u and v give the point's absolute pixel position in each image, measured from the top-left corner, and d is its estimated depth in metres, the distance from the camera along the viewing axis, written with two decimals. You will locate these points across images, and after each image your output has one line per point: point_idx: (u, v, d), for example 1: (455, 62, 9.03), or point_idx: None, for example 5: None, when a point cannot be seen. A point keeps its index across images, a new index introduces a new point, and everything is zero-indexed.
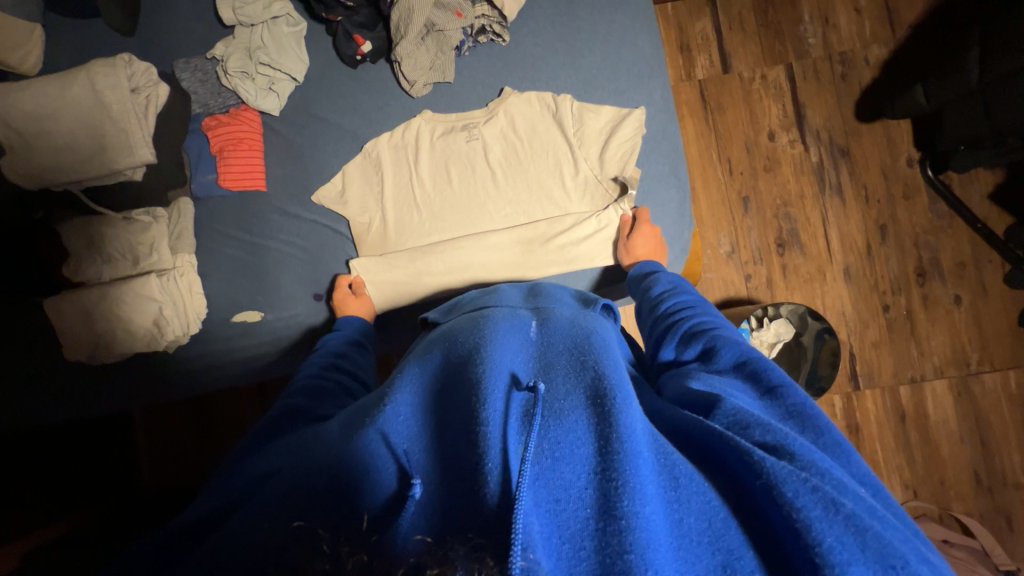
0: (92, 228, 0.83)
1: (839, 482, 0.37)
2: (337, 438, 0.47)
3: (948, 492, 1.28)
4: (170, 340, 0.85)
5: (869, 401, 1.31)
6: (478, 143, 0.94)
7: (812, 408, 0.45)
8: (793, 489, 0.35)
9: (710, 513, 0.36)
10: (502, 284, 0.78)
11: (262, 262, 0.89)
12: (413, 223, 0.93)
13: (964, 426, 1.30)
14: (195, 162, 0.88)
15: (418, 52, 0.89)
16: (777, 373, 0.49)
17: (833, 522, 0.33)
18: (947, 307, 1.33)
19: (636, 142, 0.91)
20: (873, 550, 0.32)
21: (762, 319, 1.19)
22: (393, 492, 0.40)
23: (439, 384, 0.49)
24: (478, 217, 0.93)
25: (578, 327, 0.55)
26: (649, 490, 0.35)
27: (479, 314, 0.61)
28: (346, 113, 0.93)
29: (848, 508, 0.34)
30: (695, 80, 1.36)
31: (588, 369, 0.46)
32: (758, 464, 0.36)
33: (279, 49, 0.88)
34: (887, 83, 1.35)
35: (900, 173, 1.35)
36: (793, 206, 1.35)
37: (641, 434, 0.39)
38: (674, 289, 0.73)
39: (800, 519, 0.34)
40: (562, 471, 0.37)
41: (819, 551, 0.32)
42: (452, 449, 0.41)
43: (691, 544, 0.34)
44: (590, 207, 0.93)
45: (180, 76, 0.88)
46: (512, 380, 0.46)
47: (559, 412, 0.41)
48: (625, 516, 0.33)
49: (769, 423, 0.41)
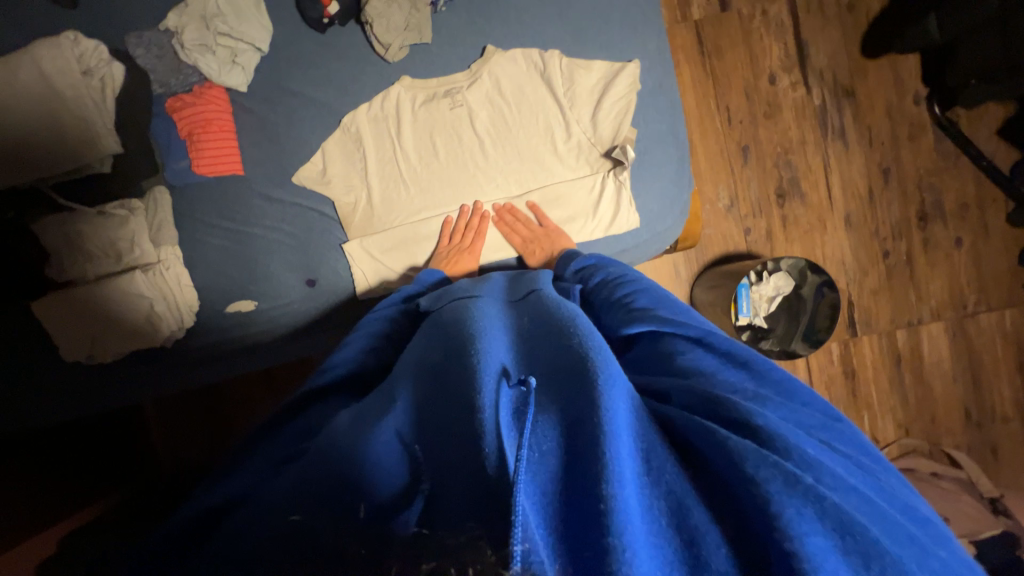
0: (67, 226, 0.79)
1: (803, 456, 0.38)
2: (342, 428, 0.46)
3: (938, 429, 1.33)
4: (166, 335, 0.83)
5: (866, 347, 1.33)
6: (463, 110, 0.88)
7: (783, 376, 0.47)
8: (754, 463, 0.36)
9: (681, 495, 0.36)
10: (494, 272, 0.77)
11: (249, 251, 0.86)
12: (401, 201, 0.90)
13: (957, 366, 1.33)
14: (166, 147, 0.84)
15: (391, 11, 0.82)
16: (719, 339, 0.51)
17: (792, 495, 0.34)
18: (947, 250, 1.32)
19: (631, 98, 0.87)
20: (831, 517, 0.34)
21: (762, 273, 1.18)
22: (397, 489, 0.40)
23: (430, 378, 0.49)
24: (469, 189, 0.90)
25: (565, 310, 0.55)
26: (629, 474, 0.35)
27: (468, 305, 0.60)
28: (320, 85, 0.87)
29: (809, 482, 0.35)
30: (691, 21, 1.26)
31: (571, 353, 0.45)
32: (722, 442, 0.38)
33: (239, 16, 0.82)
34: (896, 13, 1.26)
35: (907, 112, 1.30)
36: (794, 154, 1.30)
37: (624, 416, 0.39)
38: (593, 273, 0.73)
39: (761, 493, 0.35)
40: (547, 463, 0.37)
41: (780, 525, 0.33)
42: (452, 440, 0.41)
43: (661, 527, 0.34)
44: (587, 170, 0.90)
45: (134, 53, 0.81)
46: (503, 372, 0.45)
47: (550, 405, 0.41)
48: (605, 500, 0.33)
49: (727, 401, 0.42)
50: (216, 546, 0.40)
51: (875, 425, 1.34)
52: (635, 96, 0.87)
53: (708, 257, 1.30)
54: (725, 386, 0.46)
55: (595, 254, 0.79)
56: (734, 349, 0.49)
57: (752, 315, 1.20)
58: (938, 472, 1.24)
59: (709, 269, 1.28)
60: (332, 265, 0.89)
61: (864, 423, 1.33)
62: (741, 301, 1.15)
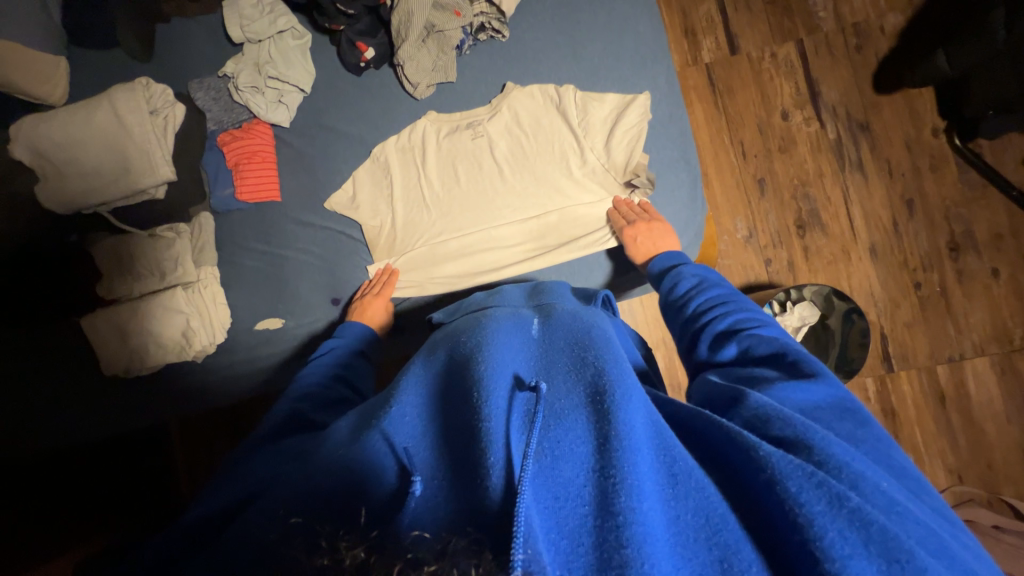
0: (121, 247, 0.86)
1: (859, 476, 0.37)
2: (344, 439, 0.48)
3: (996, 476, 1.22)
4: (198, 350, 0.88)
5: (905, 383, 1.26)
6: (483, 139, 0.94)
7: (852, 402, 0.46)
8: (797, 484, 0.35)
9: (708, 510, 0.35)
10: (505, 284, 0.79)
11: (280, 272, 0.92)
12: (423, 224, 0.95)
13: (1010, 406, 1.24)
14: (213, 177, 0.93)
15: (420, 54, 0.90)
16: (811, 365, 0.51)
17: (836, 517, 0.33)
18: (985, 281, 1.27)
19: (642, 126, 0.90)
20: (877, 544, 0.32)
21: (786, 303, 1.16)
22: (394, 487, 0.40)
23: (438, 385, 0.49)
24: (488, 212, 0.93)
25: (579, 321, 0.55)
26: (647, 486, 0.35)
27: (480, 314, 0.61)
28: (354, 120, 0.95)
29: (853, 502, 0.34)
30: (701, 64, 1.33)
31: (588, 366, 0.45)
32: (764, 459, 0.37)
33: (286, 62, 0.91)
34: (905, 52, 1.30)
35: (926, 144, 1.30)
36: (811, 185, 1.31)
37: (641, 429, 0.38)
38: (701, 283, 0.71)
39: (802, 513, 0.34)
40: (561, 469, 0.37)
41: (820, 546, 0.32)
42: (457, 447, 0.42)
43: (688, 540, 0.34)
44: (602, 193, 0.93)
45: (195, 96, 0.91)
46: (516, 380, 0.45)
47: (559, 413, 0.41)
48: (622, 512, 0.33)
49: (789, 416, 0.41)
50: (221, 544, 0.40)
51: (923, 470, 1.23)
52: (646, 124, 0.90)
53: None
54: (813, 415, 0.44)
55: (698, 262, 0.77)
56: (839, 394, 0.47)
57: None
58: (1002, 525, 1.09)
59: None
60: (356, 284, 0.93)
61: None
62: None
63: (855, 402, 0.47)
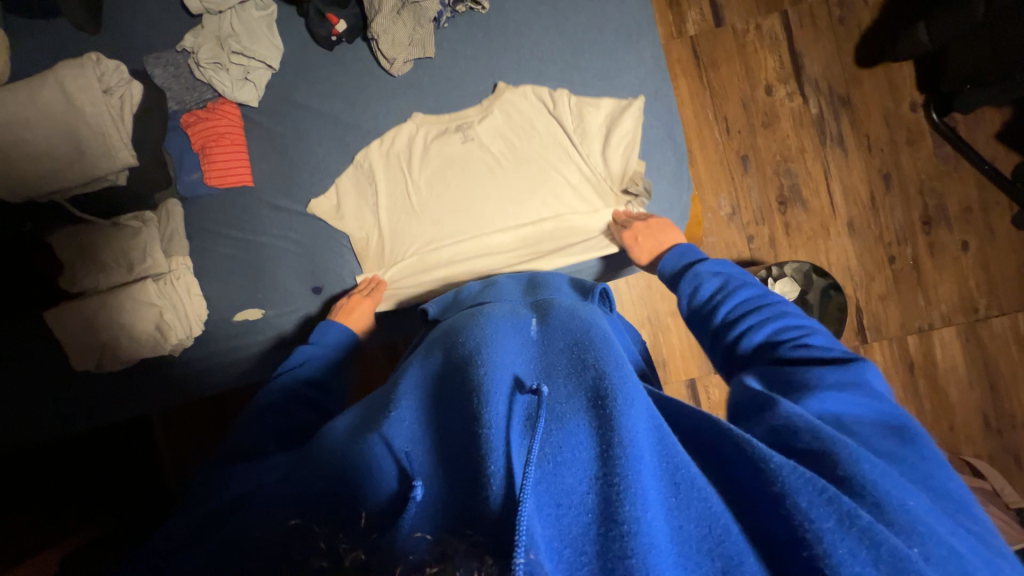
0: (82, 237, 0.81)
1: (882, 493, 0.37)
2: (341, 437, 0.47)
3: (957, 437, 1.30)
4: (175, 344, 0.85)
5: (877, 353, 1.31)
6: (474, 143, 0.90)
7: (896, 416, 0.46)
8: (807, 499, 0.36)
9: (711, 520, 0.36)
10: (500, 277, 0.79)
11: (257, 260, 0.88)
12: (413, 233, 0.91)
13: (973, 371, 1.30)
14: (179, 161, 0.87)
15: (395, 27, 0.85)
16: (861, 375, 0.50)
17: (846, 535, 0.34)
18: (955, 254, 1.31)
19: (636, 133, 0.88)
20: (887, 562, 0.33)
21: (767, 279, 1.19)
22: (393, 491, 0.39)
23: (437, 387, 0.49)
24: (481, 220, 0.91)
25: (578, 320, 0.55)
26: (650, 494, 0.35)
27: (477, 312, 0.61)
28: (328, 98, 0.90)
29: (863, 521, 0.35)
30: (686, 37, 1.30)
31: (589, 369, 0.46)
32: (771, 473, 0.38)
33: (251, 35, 0.85)
34: (887, 24, 1.29)
35: (904, 118, 1.31)
36: (793, 162, 1.31)
37: (643, 435, 0.39)
38: (724, 285, 0.69)
39: (811, 529, 0.35)
40: (563, 476, 0.37)
41: (828, 561, 0.33)
42: (454, 451, 0.41)
43: (691, 550, 0.34)
44: (599, 203, 0.91)
45: (152, 73, 0.85)
46: (516, 382, 0.45)
47: (561, 416, 0.41)
48: (626, 521, 0.33)
49: (821, 431, 0.42)
50: (215, 542, 0.41)
51: None
52: (640, 130, 0.89)
53: None
54: (846, 426, 0.45)
55: (716, 259, 0.74)
56: (890, 412, 0.47)
57: None
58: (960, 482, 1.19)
59: None
60: (337, 270, 0.90)
61: None
62: None
63: (902, 416, 0.46)
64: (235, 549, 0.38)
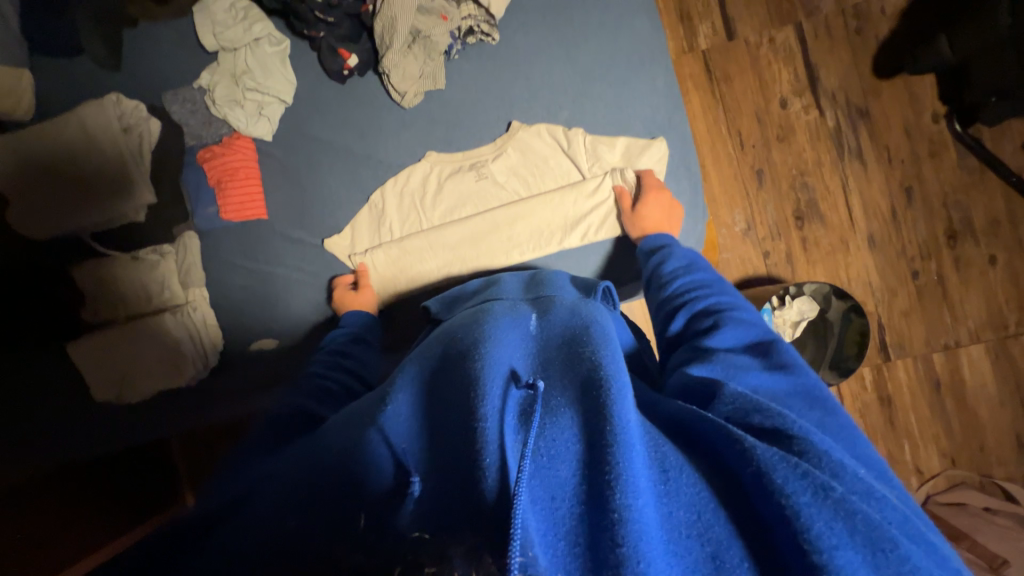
0: (103, 272, 0.83)
1: (839, 465, 0.38)
2: (340, 432, 0.48)
3: (988, 458, 1.24)
4: (192, 375, 0.86)
5: (901, 372, 1.27)
6: (488, 181, 0.90)
7: (822, 390, 0.48)
8: (783, 475, 0.36)
9: (699, 505, 0.36)
10: (504, 273, 0.79)
11: (272, 290, 0.89)
12: (422, 271, 0.89)
13: (1003, 390, 1.25)
14: (195, 194, 0.88)
15: (406, 61, 0.85)
16: (787, 354, 0.52)
17: (822, 507, 0.34)
18: (981, 268, 1.27)
19: (658, 171, 0.88)
20: (861, 534, 0.33)
21: (784, 297, 1.17)
22: (392, 484, 0.40)
23: (432, 381, 0.49)
24: (486, 246, 0.88)
25: (578, 316, 0.53)
26: (642, 482, 0.34)
27: (481, 308, 0.60)
28: (339, 130, 0.91)
29: (837, 493, 0.35)
30: (698, 51, 1.29)
31: (584, 360, 0.44)
32: (748, 451, 0.37)
33: (265, 72, 0.87)
34: (907, 34, 1.26)
35: (926, 129, 1.27)
36: (810, 175, 1.29)
37: (635, 425, 0.38)
38: (690, 265, 0.71)
39: (790, 505, 0.34)
40: (557, 469, 0.35)
41: (808, 537, 0.33)
42: (450, 445, 0.40)
43: (680, 536, 0.34)
44: (611, 233, 0.88)
45: (171, 109, 0.87)
46: (511, 375, 0.44)
47: (556, 409, 0.40)
48: (617, 509, 0.32)
49: (768, 408, 0.43)
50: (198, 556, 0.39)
51: (917, 455, 1.25)
52: (662, 168, 0.88)
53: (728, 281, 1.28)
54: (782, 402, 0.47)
55: (687, 247, 0.77)
56: (808, 382, 0.49)
57: None
58: (991, 507, 1.15)
59: None
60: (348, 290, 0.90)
61: (904, 453, 1.25)
62: None
63: (823, 390, 0.48)
64: (237, 557, 0.37)
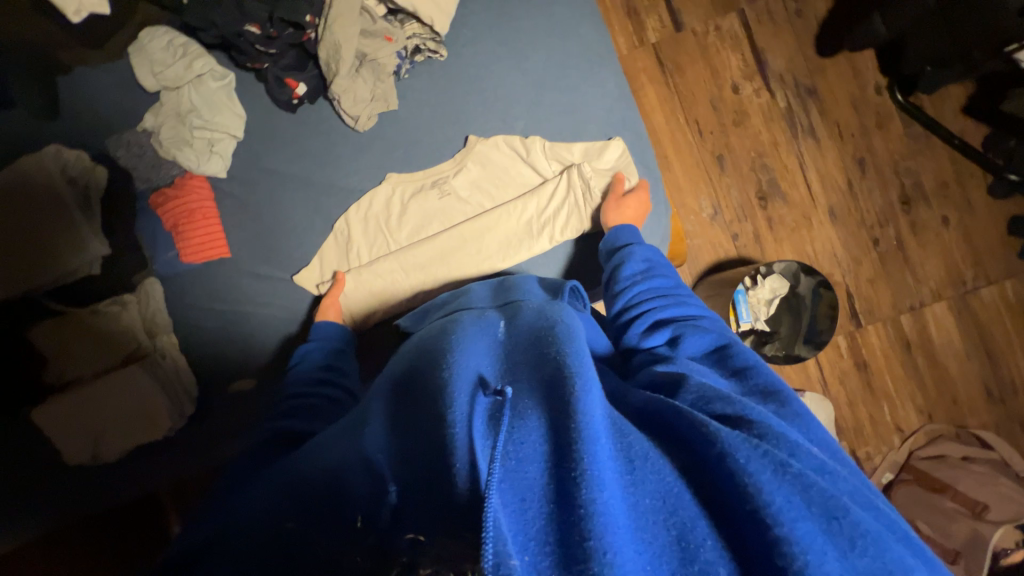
0: (65, 331, 0.82)
1: (795, 444, 0.40)
2: (327, 446, 0.49)
3: (961, 410, 1.30)
4: (169, 426, 0.83)
5: (873, 336, 1.32)
6: (451, 197, 0.89)
7: (776, 383, 0.50)
8: (746, 455, 0.36)
9: (664, 492, 0.36)
10: (474, 281, 0.77)
11: (245, 329, 0.87)
12: (394, 293, 0.88)
13: (968, 343, 1.31)
14: (152, 241, 0.85)
15: (355, 85, 0.84)
16: (743, 355, 0.54)
17: (781, 483, 0.35)
18: (936, 229, 1.33)
19: (620, 167, 0.89)
20: (816, 503, 0.34)
21: (756, 277, 1.20)
22: (370, 494, 0.41)
23: (403, 399, 0.48)
24: (456, 258, 0.87)
25: (544, 316, 0.53)
26: (608, 475, 0.33)
27: (451, 319, 0.60)
28: (296, 161, 0.89)
29: (794, 468, 0.36)
30: (648, 44, 1.31)
31: (549, 360, 0.43)
32: (713, 434, 0.38)
33: (211, 108, 0.86)
34: (843, 12, 1.31)
35: (871, 102, 1.32)
36: (768, 156, 1.32)
37: (600, 419, 0.37)
38: (649, 268, 0.72)
39: (752, 483, 0.35)
40: (526, 470, 0.34)
41: (769, 511, 0.33)
42: (424, 458, 0.40)
43: (647, 523, 0.33)
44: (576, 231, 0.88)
45: (116, 154, 0.84)
46: (479, 383, 0.43)
47: (523, 411, 0.38)
48: (583, 504, 0.31)
49: (733, 397, 0.44)
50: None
51: (897, 414, 1.30)
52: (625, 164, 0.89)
53: (701, 266, 1.31)
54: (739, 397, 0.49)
55: (649, 245, 0.78)
56: (765, 379, 0.50)
57: (754, 321, 1.20)
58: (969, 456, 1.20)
59: (703, 278, 1.29)
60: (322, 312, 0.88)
61: (885, 413, 1.30)
62: (739, 308, 1.16)
63: (777, 382, 0.50)
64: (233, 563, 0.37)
